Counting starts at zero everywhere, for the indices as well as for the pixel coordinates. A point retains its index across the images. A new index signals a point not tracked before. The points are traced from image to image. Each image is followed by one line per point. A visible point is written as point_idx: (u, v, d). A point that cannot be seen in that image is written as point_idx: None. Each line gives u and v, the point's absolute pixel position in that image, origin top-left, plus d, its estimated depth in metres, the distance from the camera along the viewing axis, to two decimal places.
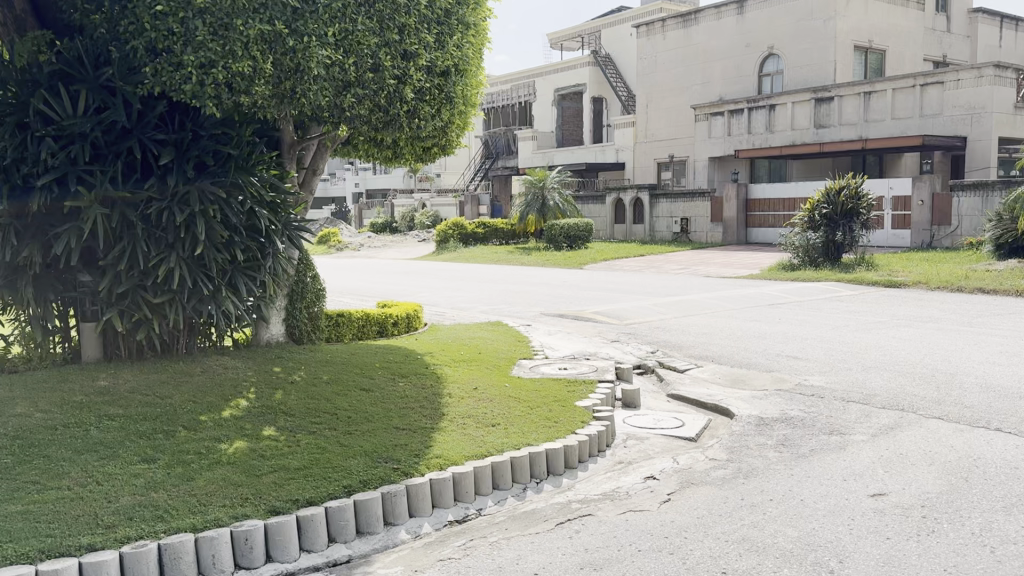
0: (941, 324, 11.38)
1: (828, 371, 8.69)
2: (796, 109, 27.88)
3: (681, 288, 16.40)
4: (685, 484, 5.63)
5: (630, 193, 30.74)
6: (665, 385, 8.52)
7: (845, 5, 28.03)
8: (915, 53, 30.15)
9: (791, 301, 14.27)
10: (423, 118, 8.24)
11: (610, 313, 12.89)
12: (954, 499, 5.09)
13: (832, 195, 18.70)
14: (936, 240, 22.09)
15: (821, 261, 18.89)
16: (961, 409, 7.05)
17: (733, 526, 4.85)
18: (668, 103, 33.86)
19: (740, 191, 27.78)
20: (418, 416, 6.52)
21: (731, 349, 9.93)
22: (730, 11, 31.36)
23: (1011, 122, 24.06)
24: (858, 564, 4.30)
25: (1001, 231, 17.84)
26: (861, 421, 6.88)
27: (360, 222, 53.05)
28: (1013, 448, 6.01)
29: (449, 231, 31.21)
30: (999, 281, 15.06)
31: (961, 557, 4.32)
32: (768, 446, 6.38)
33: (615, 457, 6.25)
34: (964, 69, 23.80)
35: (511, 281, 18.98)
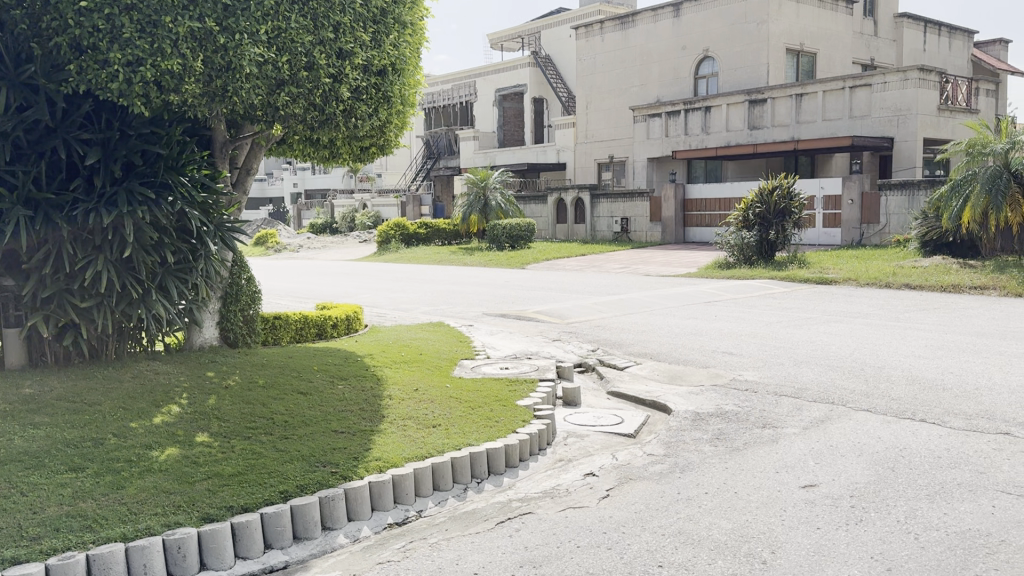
0: (870, 319, 11.77)
1: (762, 366, 8.90)
2: (730, 110, 28.51)
3: (621, 287, 16.58)
4: (623, 480, 5.70)
5: (571, 193, 31.01)
6: (605, 383, 8.61)
7: (777, 9, 28.73)
8: (845, 56, 31.08)
9: (727, 298, 14.58)
10: (360, 117, 8.13)
11: (550, 312, 12.96)
12: (881, 489, 5.27)
13: (765, 194, 19.20)
14: (865, 238, 22.82)
15: (756, 259, 19.33)
16: (888, 401, 7.30)
17: (668, 520, 4.94)
18: (608, 104, 34.22)
19: (678, 191, 28.24)
20: (357, 418, 6.46)
21: (668, 347, 10.09)
22: (667, 14, 31.90)
23: (935, 123, 24.88)
24: (789, 554, 4.41)
25: (926, 228, 18.50)
26: (793, 414, 7.06)
27: (298, 222, 52.30)
28: (937, 438, 6.25)
29: (391, 232, 31.01)
30: (924, 277, 15.63)
31: (887, 544, 4.47)
32: (704, 440, 6.51)
33: (555, 455, 6.30)
34: (890, 72, 24.61)
35: (451, 281, 18.94)
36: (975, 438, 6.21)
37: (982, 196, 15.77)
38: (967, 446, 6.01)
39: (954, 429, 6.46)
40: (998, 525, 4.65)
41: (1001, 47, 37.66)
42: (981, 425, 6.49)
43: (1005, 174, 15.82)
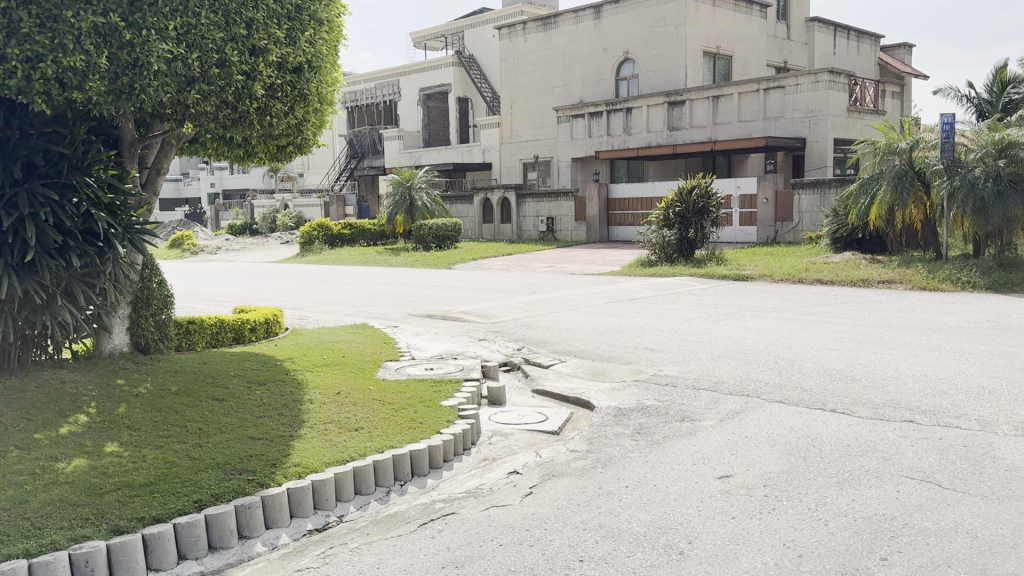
0: (784, 314, 12.17)
1: (681, 361, 9.10)
2: (650, 111, 29.10)
3: (546, 286, 16.72)
4: (546, 477, 5.75)
5: (496, 193, 31.07)
6: (530, 381, 8.66)
7: (694, 12, 29.39)
8: (759, 59, 32.05)
9: (648, 295, 14.87)
10: (276, 115, 7.95)
11: (475, 312, 12.97)
12: (793, 478, 5.46)
13: (684, 193, 19.64)
14: (780, 236, 23.61)
15: (676, 257, 19.73)
16: (800, 392, 7.57)
17: (590, 514, 5.00)
18: (532, 104, 34.44)
19: (601, 190, 28.61)
20: (275, 424, 6.33)
21: (591, 344, 10.23)
22: (588, 16, 32.28)
23: (844, 124, 25.83)
24: (706, 544, 4.53)
25: (837, 225, 19.30)
26: (710, 407, 7.25)
27: (217, 223, 50.87)
28: (846, 426, 6.52)
29: (314, 232, 30.41)
30: (835, 272, 16.25)
31: (798, 532, 4.63)
32: (625, 435, 6.62)
33: (480, 455, 6.30)
34: (802, 75, 25.48)
35: (375, 282, 18.76)
36: (881, 426, 6.49)
37: (888, 193, 16.49)
38: (874, 434, 6.28)
39: (863, 417, 6.74)
40: (903, 509, 4.87)
41: (905, 51, 39.51)
42: (886, 413, 6.79)
43: (909, 172, 16.55)
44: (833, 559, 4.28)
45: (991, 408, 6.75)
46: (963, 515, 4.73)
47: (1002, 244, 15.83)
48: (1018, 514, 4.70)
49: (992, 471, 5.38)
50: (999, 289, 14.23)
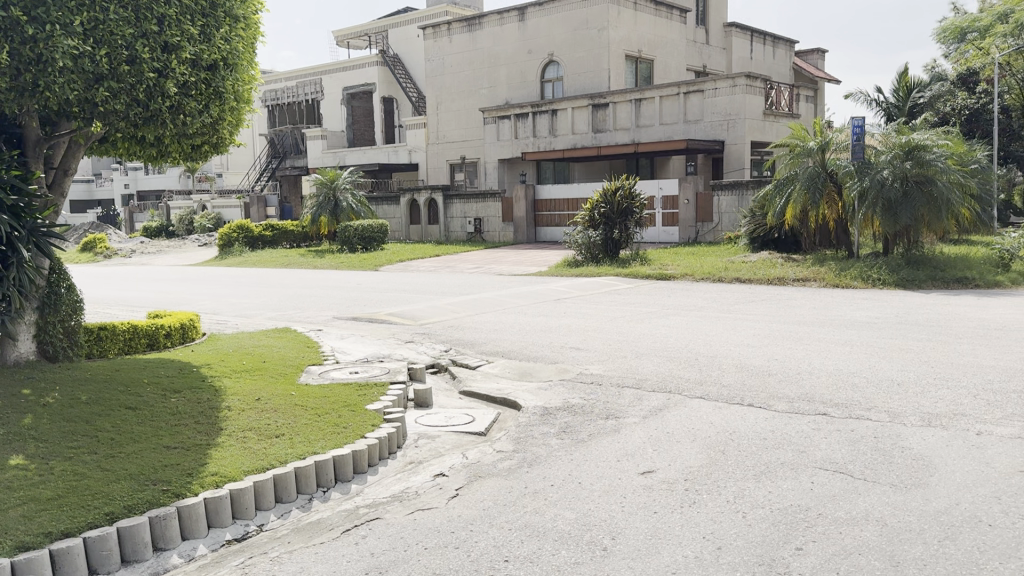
0: (705, 312, 12.48)
1: (607, 360, 9.24)
2: (575, 113, 29.47)
3: (473, 287, 16.71)
4: (472, 478, 5.75)
5: (423, 194, 30.94)
6: (457, 383, 8.64)
7: (616, 16, 29.84)
8: (679, 63, 32.78)
9: (575, 295, 15.03)
10: (189, 114, 7.72)
11: (402, 314, 12.87)
12: (713, 471, 5.60)
13: (609, 195, 19.94)
14: (701, 236, 24.21)
15: (602, 257, 20.01)
16: (720, 388, 7.78)
17: (516, 515, 5.02)
18: (457, 105, 34.39)
19: (528, 192, 28.76)
20: (191, 432, 6.14)
21: (519, 345, 10.28)
22: (512, 18, 32.43)
23: (760, 127, 26.60)
24: (629, 539, 4.61)
25: (754, 225, 19.88)
26: (634, 404, 7.38)
27: (131, 225, 49.08)
28: (763, 420, 6.73)
29: (233, 234, 29.51)
30: (753, 271, 16.75)
31: (717, 524, 4.76)
32: (551, 434, 6.68)
33: (405, 458, 6.25)
34: (720, 79, 26.14)
35: (298, 285, 18.40)
36: (797, 419, 6.72)
37: (801, 194, 17.07)
38: (789, 427, 6.49)
39: (779, 411, 6.96)
40: (816, 500, 5.05)
41: (818, 56, 41.04)
42: (801, 407, 7.03)
43: (822, 173, 17.18)
44: (751, 550, 4.41)
45: (899, 400, 7.06)
46: (871, 503, 4.94)
47: (909, 242, 16.57)
48: (924, 501, 4.93)
49: (900, 461, 5.62)
50: (906, 286, 14.92)
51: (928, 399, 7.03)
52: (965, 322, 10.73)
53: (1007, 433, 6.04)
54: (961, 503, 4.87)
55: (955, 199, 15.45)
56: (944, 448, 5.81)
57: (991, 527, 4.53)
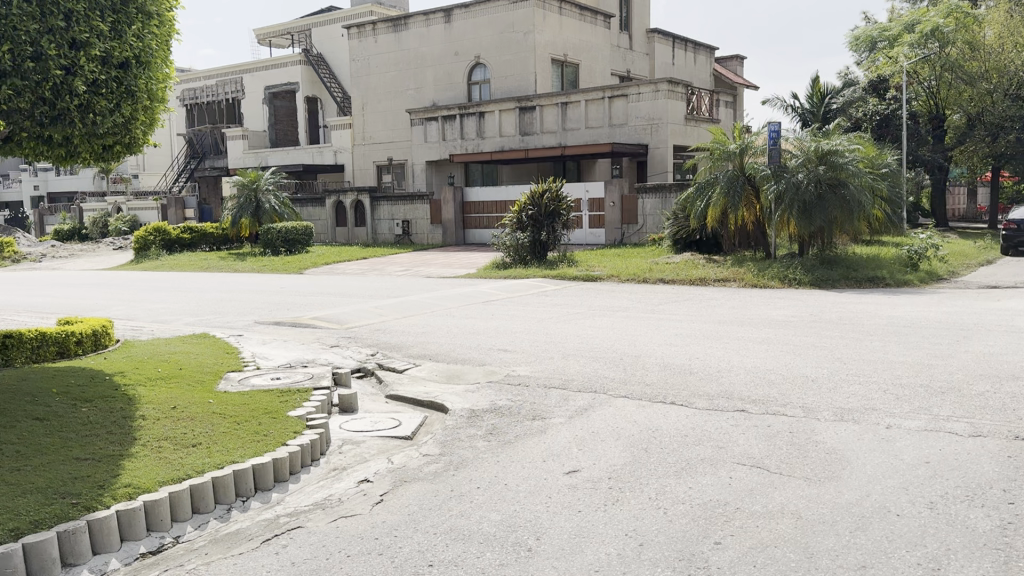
0: (629, 312, 12.69)
1: (534, 361, 9.30)
2: (502, 116, 29.59)
3: (400, 289, 16.55)
4: (398, 483, 5.71)
5: (350, 196, 30.69)
6: (383, 387, 8.55)
7: (542, 20, 30.08)
8: (604, 68, 33.25)
9: (502, 297, 15.07)
10: (100, 113, 7.44)
11: (327, 318, 12.66)
12: (636, 469, 5.70)
13: (536, 197, 20.04)
14: (627, 238, 24.57)
15: (530, 259, 20.13)
16: (644, 387, 7.91)
17: (441, 518, 5.01)
18: (384, 106, 34.08)
19: (456, 194, 28.65)
20: (103, 443, 5.92)
21: (446, 347, 10.25)
22: (438, 19, 32.32)
23: (682, 131, 27.19)
24: (553, 539, 4.64)
25: (677, 227, 20.33)
26: (561, 404, 7.44)
27: (40, 228, 46.95)
28: (684, 418, 6.89)
29: (150, 237, 28.36)
30: (677, 272, 17.12)
31: (640, 521, 4.84)
32: (478, 436, 6.68)
33: (329, 465, 6.16)
34: (643, 84, 26.63)
35: (218, 289, 17.91)
36: (716, 416, 6.90)
37: (722, 197, 17.51)
38: (710, 424, 6.66)
39: (699, 408, 7.13)
40: (734, 494, 5.19)
41: (737, 63, 42.26)
42: (721, 404, 7.22)
43: (741, 177, 17.66)
44: (671, 546, 4.49)
45: (814, 396, 7.31)
46: (787, 497, 5.10)
47: (824, 243, 17.21)
48: (836, 493, 5.12)
49: (813, 455, 5.83)
50: (821, 285, 15.49)
51: (841, 395, 7.30)
52: (876, 319, 11.18)
53: (914, 426, 6.32)
54: (871, 494, 5.07)
55: (866, 202, 16.12)
56: (855, 441, 6.04)
57: (898, 517, 4.73)
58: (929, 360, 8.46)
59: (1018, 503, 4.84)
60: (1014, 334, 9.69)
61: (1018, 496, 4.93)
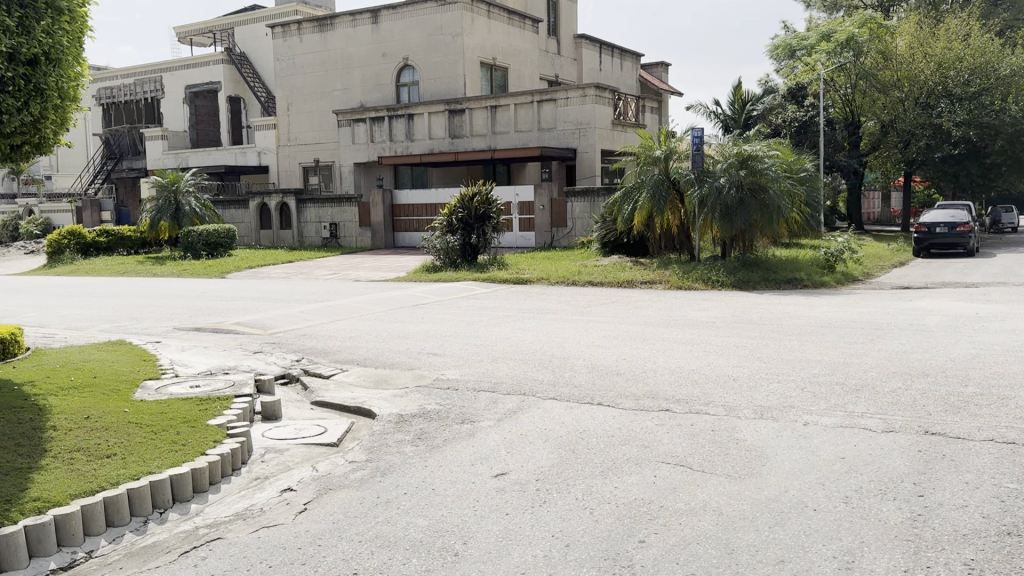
0: (558, 314, 12.77)
1: (463, 364, 9.26)
2: (431, 118, 29.49)
3: (327, 293, 16.30)
4: (323, 491, 5.60)
5: (275, 198, 30.12)
6: (308, 393, 8.38)
7: (470, 23, 30.08)
8: (532, 72, 33.47)
9: (432, 300, 14.98)
10: (5, 111, 7.11)
11: (250, 323, 12.35)
12: (563, 470, 5.74)
13: (466, 200, 20.03)
14: (556, 241, 24.76)
15: (460, 262, 20.08)
16: (572, 388, 7.96)
17: (366, 526, 4.93)
18: (310, 107, 33.54)
19: (385, 196, 28.37)
20: (10, 456, 5.63)
21: (373, 351, 10.12)
22: (365, 20, 31.97)
23: (609, 136, 27.57)
24: (480, 542, 4.62)
25: (605, 230, 20.65)
26: (489, 408, 7.42)
27: None
28: (611, 418, 6.96)
29: (64, 241, 27.30)
30: (605, 275, 17.33)
31: (566, 522, 4.87)
32: (405, 441, 6.61)
33: (251, 474, 6.01)
34: (571, 89, 26.89)
35: (136, 294, 17.28)
36: (642, 415, 7.00)
37: (647, 200, 17.82)
38: (635, 424, 6.75)
39: (625, 409, 7.22)
40: (659, 493, 5.27)
41: (662, 69, 43.27)
42: (646, 404, 7.33)
43: (666, 181, 17.96)
44: (596, 545, 4.53)
45: (736, 395, 7.49)
46: (710, 494, 5.21)
47: (745, 246, 17.68)
48: (756, 490, 5.24)
49: (733, 452, 5.98)
50: (743, 287, 15.92)
51: (761, 394, 7.49)
52: (795, 320, 11.51)
53: (830, 422, 6.54)
54: (789, 490, 5.22)
55: (784, 206, 16.66)
56: (774, 438, 6.21)
57: (815, 511, 4.88)
58: (844, 359, 8.77)
59: (927, 495, 5.05)
60: (924, 333, 10.11)
61: (927, 489, 5.14)
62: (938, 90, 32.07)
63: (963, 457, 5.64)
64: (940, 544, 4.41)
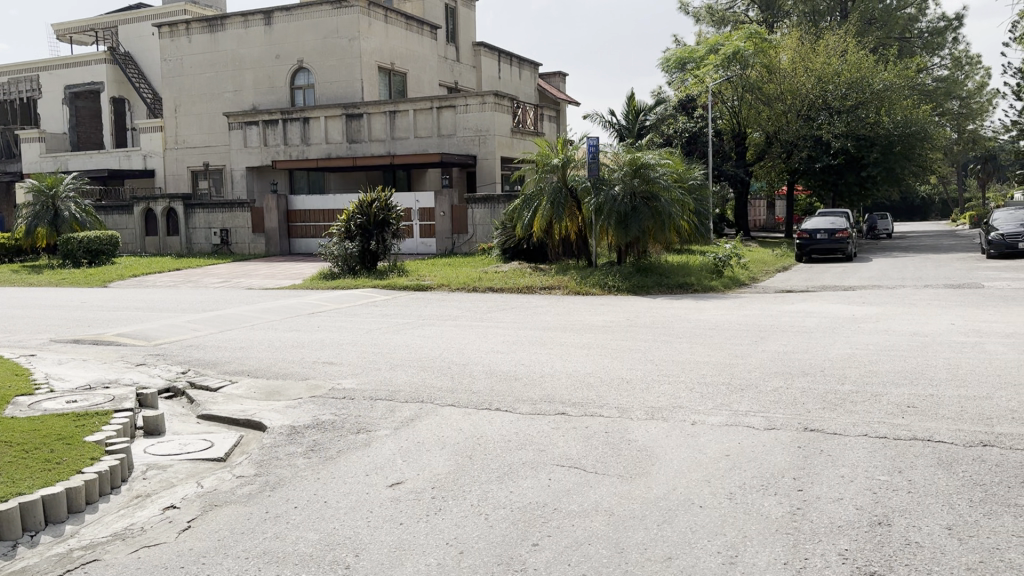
0: (458, 321, 12.76)
1: (360, 373, 9.11)
2: (328, 123, 29.00)
3: (217, 302, 15.75)
4: (208, 507, 5.39)
5: (162, 203, 28.92)
6: (195, 407, 8.07)
7: (366, 27, 29.79)
8: (431, 78, 33.40)
9: (329, 308, 14.69)
10: None
11: (132, 334, 11.78)
12: (459, 477, 5.72)
13: (364, 206, 19.80)
14: (457, 247, 24.79)
15: (359, 269, 19.77)
16: (470, 395, 7.96)
17: (254, 541, 4.78)
18: (199, 109, 32.37)
19: (280, 202, 27.64)
20: None
21: (266, 362, 9.84)
22: (257, 21, 31.13)
23: (508, 144, 27.78)
24: (372, 554, 4.54)
25: (506, 237, 20.83)
26: (385, 416, 7.33)
27: None
28: (509, 423, 6.98)
29: None
30: (505, 281, 17.44)
31: (460, 529, 4.84)
32: (297, 453, 6.45)
33: (132, 492, 5.72)
34: (470, 97, 27.00)
35: (8, 305, 16.20)
36: (539, 420, 7.05)
37: (547, 208, 18.01)
38: (532, 429, 6.79)
39: (523, 413, 7.26)
40: (553, 495, 5.32)
41: (560, 79, 43.96)
42: (543, 408, 7.40)
43: (564, 189, 18.21)
44: (490, 551, 4.54)
45: (628, 396, 7.66)
46: (601, 495, 5.29)
47: (639, 252, 18.14)
48: (646, 489, 5.37)
49: (626, 452, 6.11)
50: (638, 292, 16.32)
51: (652, 395, 7.68)
52: (687, 323, 11.89)
53: (716, 422, 6.76)
54: (677, 488, 5.37)
55: (675, 213, 17.20)
56: (664, 438, 6.38)
57: (700, 508, 5.04)
58: (732, 359, 9.13)
59: (805, 490, 5.29)
60: (804, 334, 10.63)
61: (806, 483, 5.38)
62: (819, 103, 34.07)
63: (839, 452, 5.95)
64: (817, 536, 4.63)
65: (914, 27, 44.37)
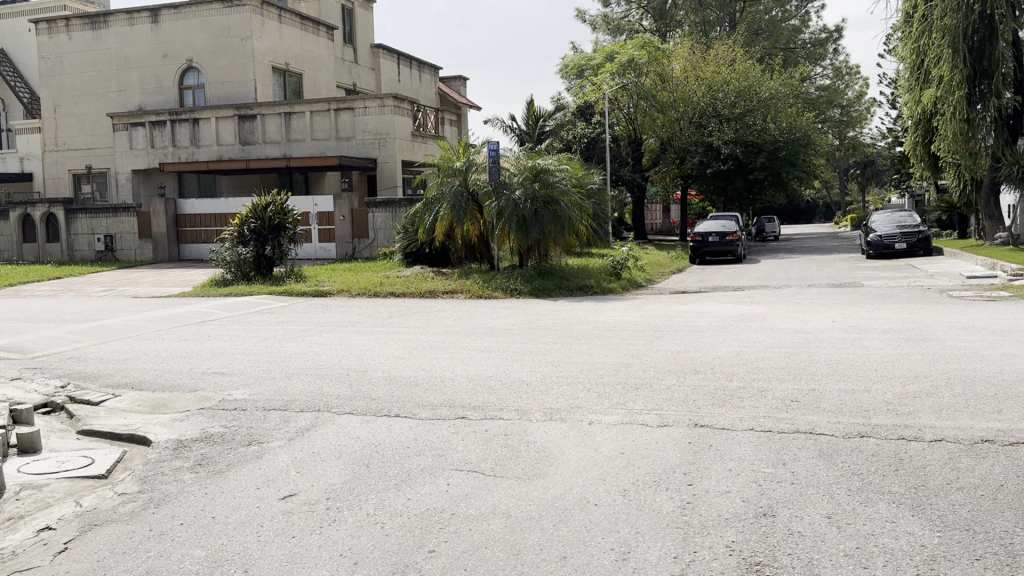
0: (357, 326, 12.59)
1: (254, 383, 8.84)
2: (219, 124, 28.10)
3: (101, 312, 15.02)
4: (87, 528, 5.12)
5: (40, 208, 27.34)
6: (75, 422, 7.66)
7: (259, 27, 29.04)
8: (328, 79, 32.82)
9: (221, 316, 14.21)
10: None
11: (6, 348, 11.06)
12: (355, 486, 5.63)
13: (259, 210, 19.23)
14: (358, 252, 24.44)
15: (253, 275, 19.24)
16: (369, 402, 7.85)
17: (135, 561, 4.57)
18: (80, 109, 30.79)
19: (169, 206, 26.68)
20: None
21: (153, 373, 9.45)
22: (142, 19, 29.90)
23: (409, 147, 27.64)
24: (262, 569, 4.42)
25: (407, 241, 20.72)
26: (279, 427, 7.14)
27: None
28: (407, 430, 6.92)
29: None
30: (406, 285, 17.29)
31: (356, 539, 4.77)
32: (184, 469, 6.20)
33: (2, 515, 5.37)
34: (369, 99, 26.74)
35: None
36: (439, 424, 7.03)
37: (447, 211, 17.94)
38: (430, 433, 6.76)
39: (423, 419, 7.22)
40: (450, 500, 5.31)
41: (460, 83, 44.03)
42: (442, 412, 7.38)
43: (465, 193, 18.21)
44: (385, 560, 4.49)
45: (527, 398, 7.74)
46: (498, 498, 5.32)
47: (540, 255, 18.38)
48: (542, 490, 5.43)
49: (525, 454, 6.16)
50: (539, 294, 16.56)
51: (550, 396, 7.79)
52: (585, 324, 12.12)
53: (612, 421, 6.90)
54: (572, 487, 5.46)
55: (574, 217, 17.53)
56: (561, 439, 6.46)
57: (596, 506, 5.14)
58: (627, 359, 9.34)
59: (695, 484, 5.46)
60: (696, 333, 10.98)
61: (696, 478, 5.57)
62: (709, 110, 35.39)
63: (727, 446, 6.18)
64: (705, 529, 4.79)
65: (797, 38, 46.61)
